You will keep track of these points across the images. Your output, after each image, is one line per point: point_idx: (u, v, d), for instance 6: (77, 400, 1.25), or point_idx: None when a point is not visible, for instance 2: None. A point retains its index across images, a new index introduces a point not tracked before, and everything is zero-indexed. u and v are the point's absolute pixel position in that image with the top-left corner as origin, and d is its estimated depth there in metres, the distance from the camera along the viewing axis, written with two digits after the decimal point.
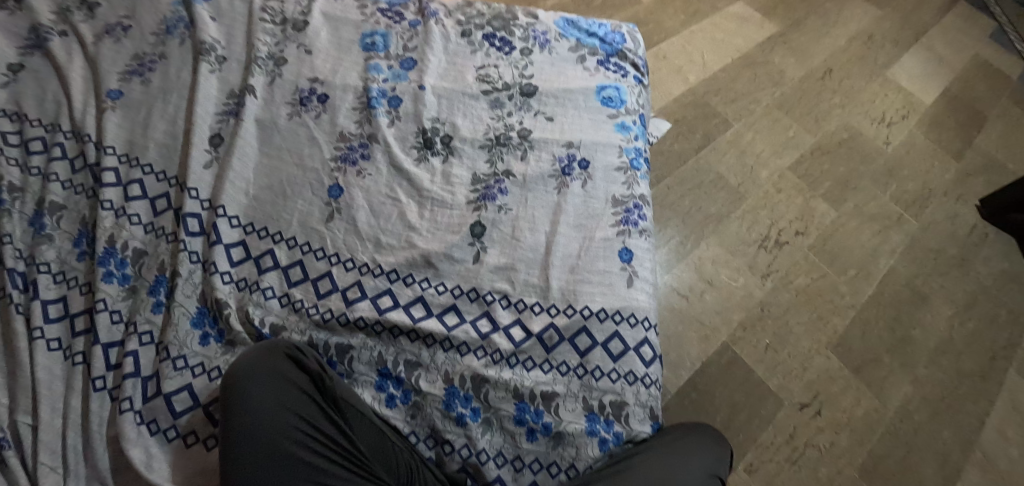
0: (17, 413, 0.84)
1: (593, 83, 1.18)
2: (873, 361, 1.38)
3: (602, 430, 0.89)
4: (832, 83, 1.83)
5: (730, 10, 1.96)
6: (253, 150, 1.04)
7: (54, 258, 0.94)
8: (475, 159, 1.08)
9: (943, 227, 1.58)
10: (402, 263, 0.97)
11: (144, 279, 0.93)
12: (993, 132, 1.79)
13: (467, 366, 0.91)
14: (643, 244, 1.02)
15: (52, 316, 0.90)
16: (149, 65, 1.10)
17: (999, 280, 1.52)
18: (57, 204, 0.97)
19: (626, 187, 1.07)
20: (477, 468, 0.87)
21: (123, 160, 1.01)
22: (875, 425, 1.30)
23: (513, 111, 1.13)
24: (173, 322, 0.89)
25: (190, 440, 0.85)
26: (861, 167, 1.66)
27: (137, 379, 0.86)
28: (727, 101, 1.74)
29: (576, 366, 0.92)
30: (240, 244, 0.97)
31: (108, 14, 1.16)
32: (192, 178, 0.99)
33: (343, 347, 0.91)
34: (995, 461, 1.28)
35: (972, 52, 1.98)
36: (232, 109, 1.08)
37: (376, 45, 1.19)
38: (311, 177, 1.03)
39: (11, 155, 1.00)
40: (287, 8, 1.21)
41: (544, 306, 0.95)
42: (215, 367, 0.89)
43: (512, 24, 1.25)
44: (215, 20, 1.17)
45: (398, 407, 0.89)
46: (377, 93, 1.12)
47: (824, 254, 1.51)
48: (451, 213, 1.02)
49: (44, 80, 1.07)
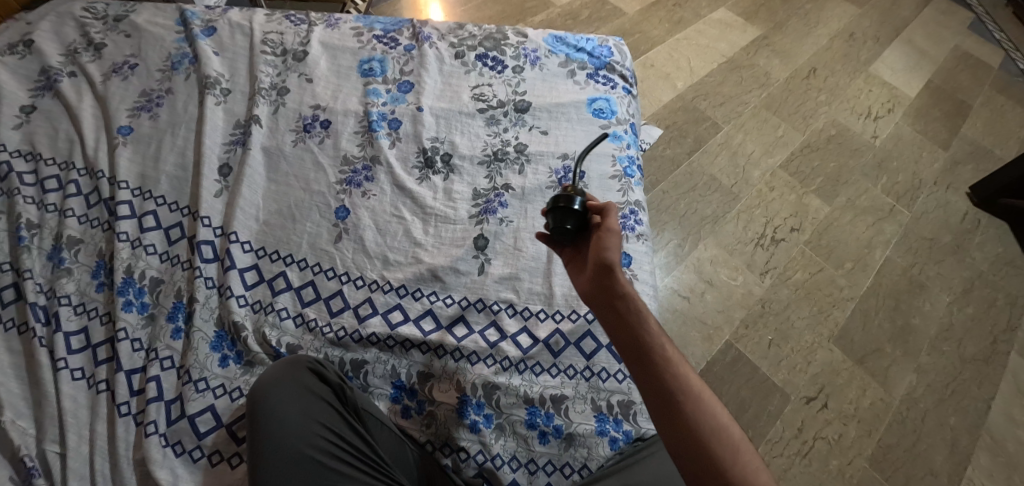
0: (45, 442, 0.87)
1: (583, 96, 1.22)
2: (875, 351, 1.41)
3: (611, 429, 0.92)
4: (817, 83, 1.88)
5: (713, 17, 2.02)
6: (262, 177, 1.09)
7: (74, 290, 0.97)
8: (474, 175, 1.12)
9: (935, 217, 1.63)
10: (410, 278, 1.01)
11: (163, 306, 0.97)
12: (978, 121, 1.84)
13: (478, 374, 0.94)
14: (641, 248, 1.06)
15: (75, 347, 0.93)
16: (156, 100, 1.14)
17: (994, 265, 1.56)
18: (74, 238, 1.01)
19: (622, 194, 1.11)
20: (492, 472, 0.89)
21: (137, 193, 1.05)
22: (882, 415, 1.33)
23: (509, 127, 1.17)
24: (193, 346, 0.93)
25: (216, 459, 0.88)
26: (851, 163, 1.71)
27: (161, 403, 0.89)
28: (715, 105, 1.79)
29: (583, 368, 0.95)
30: (253, 268, 1.01)
31: (115, 53, 1.20)
32: (204, 207, 1.03)
33: (358, 362, 0.95)
34: (1003, 444, 1.31)
35: (952, 44, 2.04)
36: (239, 138, 1.12)
37: (374, 70, 1.23)
38: (319, 200, 1.07)
39: (27, 193, 1.04)
40: (287, 39, 1.26)
41: (549, 313, 0.99)
42: (236, 387, 0.92)
43: (504, 44, 1.29)
44: (217, 55, 1.22)
45: (414, 418, 0.92)
46: (378, 116, 1.16)
47: (820, 249, 1.55)
48: (455, 228, 1.06)
49: (56, 120, 1.10)
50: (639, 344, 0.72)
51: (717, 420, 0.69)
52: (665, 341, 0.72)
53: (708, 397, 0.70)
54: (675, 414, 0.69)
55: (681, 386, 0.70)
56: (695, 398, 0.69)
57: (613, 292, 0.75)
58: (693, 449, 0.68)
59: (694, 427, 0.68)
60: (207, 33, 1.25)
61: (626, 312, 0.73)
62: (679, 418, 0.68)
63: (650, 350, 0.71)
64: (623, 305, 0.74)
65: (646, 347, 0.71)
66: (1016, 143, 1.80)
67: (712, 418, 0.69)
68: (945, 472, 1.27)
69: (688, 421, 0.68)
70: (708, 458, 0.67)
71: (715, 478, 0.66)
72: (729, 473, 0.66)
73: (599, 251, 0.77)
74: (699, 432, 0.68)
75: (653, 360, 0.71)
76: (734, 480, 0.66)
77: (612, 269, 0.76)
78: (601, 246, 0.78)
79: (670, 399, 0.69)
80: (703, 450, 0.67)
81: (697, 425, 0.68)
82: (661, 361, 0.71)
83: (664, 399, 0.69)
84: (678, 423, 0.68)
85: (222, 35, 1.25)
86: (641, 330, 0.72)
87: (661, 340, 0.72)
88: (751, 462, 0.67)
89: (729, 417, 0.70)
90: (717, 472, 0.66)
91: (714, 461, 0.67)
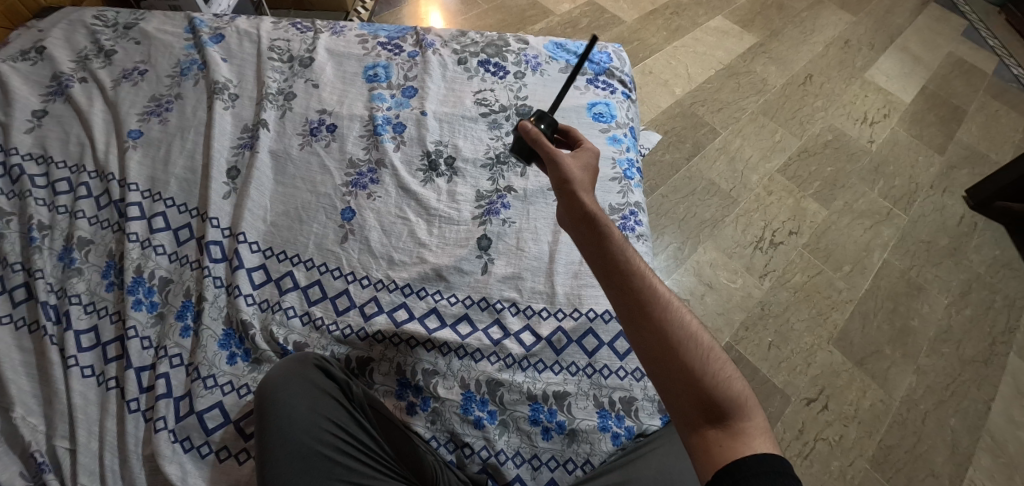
0: (55, 438, 0.88)
1: (583, 101, 1.25)
2: (875, 353, 1.42)
3: (613, 425, 0.93)
4: (814, 89, 1.91)
5: (710, 25, 2.06)
6: (269, 180, 1.11)
7: (84, 290, 0.99)
8: (477, 177, 1.14)
9: (932, 219, 1.65)
10: (414, 277, 1.03)
11: (172, 305, 0.98)
12: (974, 125, 1.87)
13: (482, 372, 0.96)
14: (641, 248, 1.08)
15: (85, 345, 0.95)
16: (166, 105, 1.17)
17: (992, 267, 1.58)
18: (85, 238, 1.03)
19: (622, 196, 1.13)
20: (497, 468, 0.91)
21: (146, 195, 1.07)
22: (882, 416, 1.34)
23: (511, 131, 1.20)
24: (202, 344, 0.95)
25: (223, 455, 0.89)
26: (848, 167, 1.74)
27: (170, 399, 0.91)
28: (713, 111, 1.82)
29: (585, 366, 0.97)
30: (260, 268, 1.03)
31: (125, 60, 1.23)
32: (213, 208, 1.05)
33: (363, 360, 0.96)
34: (1004, 445, 1.32)
35: (946, 50, 2.07)
36: (246, 142, 1.14)
37: (378, 76, 1.26)
38: (325, 202, 1.09)
39: (39, 195, 1.06)
40: (294, 46, 1.29)
41: (551, 311, 1.01)
42: (244, 384, 0.93)
43: (505, 50, 1.32)
44: (225, 62, 1.24)
45: (418, 414, 0.94)
46: (383, 121, 1.19)
47: (818, 252, 1.57)
48: (458, 229, 1.08)
49: (67, 124, 1.13)
50: (605, 257, 0.76)
51: (685, 328, 0.71)
52: (633, 256, 0.76)
53: (676, 306, 0.73)
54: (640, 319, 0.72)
55: (648, 295, 0.73)
56: (662, 307, 0.72)
57: (578, 211, 0.81)
58: (661, 354, 0.70)
59: (661, 334, 0.70)
60: (215, 40, 1.27)
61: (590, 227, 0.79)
62: (644, 324, 0.71)
63: (617, 262, 0.75)
64: (587, 221, 0.80)
65: (612, 260, 0.75)
66: (1011, 147, 1.83)
67: (681, 326, 0.71)
68: (946, 473, 1.28)
69: (653, 327, 0.71)
70: (675, 363, 0.69)
71: (681, 383, 0.69)
72: (696, 378, 0.68)
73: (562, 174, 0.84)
74: (667, 336, 0.70)
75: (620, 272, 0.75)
76: (705, 383, 0.68)
77: (575, 191, 0.82)
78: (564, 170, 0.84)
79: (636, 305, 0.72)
80: (671, 357, 0.70)
81: (664, 331, 0.71)
82: (626, 273, 0.74)
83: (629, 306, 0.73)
84: (644, 329, 0.71)
85: (230, 42, 1.28)
86: (605, 243, 0.77)
87: (629, 253, 0.76)
88: (721, 371, 0.69)
89: (700, 327, 0.72)
90: (684, 377, 0.69)
91: (682, 365, 0.69)
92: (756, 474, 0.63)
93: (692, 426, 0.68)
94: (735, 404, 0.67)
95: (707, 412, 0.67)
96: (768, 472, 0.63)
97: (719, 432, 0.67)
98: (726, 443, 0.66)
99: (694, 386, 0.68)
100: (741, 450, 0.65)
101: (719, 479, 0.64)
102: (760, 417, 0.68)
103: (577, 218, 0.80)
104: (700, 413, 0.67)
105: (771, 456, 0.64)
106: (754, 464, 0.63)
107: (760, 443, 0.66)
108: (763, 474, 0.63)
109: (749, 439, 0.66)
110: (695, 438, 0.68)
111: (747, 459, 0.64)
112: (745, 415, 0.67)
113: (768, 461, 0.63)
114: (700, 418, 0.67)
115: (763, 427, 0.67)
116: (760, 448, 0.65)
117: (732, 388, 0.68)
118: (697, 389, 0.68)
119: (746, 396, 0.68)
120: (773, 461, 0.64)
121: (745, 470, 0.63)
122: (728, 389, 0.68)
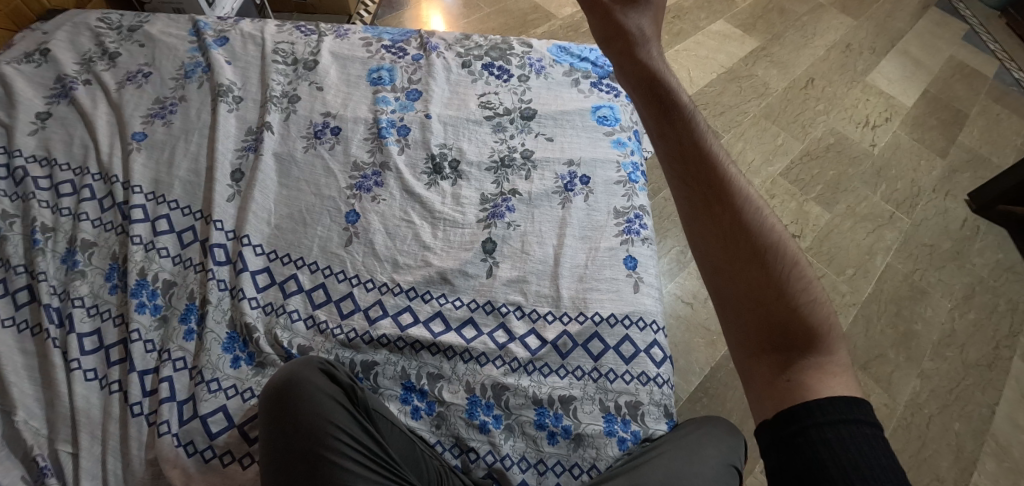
0: (58, 442, 0.87)
1: (588, 104, 1.25)
2: (879, 357, 1.42)
3: (620, 430, 0.92)
4: (816, 92, 1.91)
5: (712, 29, 2.06)
6: (273, 183, 1.11)
7: (87, 292, 0.98)
8: (482, 180, 1.14)
9: (935, 223, 1.65)
10: (419, 281, 1.03)
11: (175, 308, 0.98)
12: (975, 129, 1.87)
13: (488, 376, 0.95)
14: (646, 252, 1.08)
15: (88, 348, 0.94)
16: (170, 107, 1.17)
17: (995, 271, 1.58)
18: (89, 241, 1.02)
19: (626, 199, 1.13)
20: (502, 473, 0.90)
21: (150, 197, 1.06)
22: (886, 420, 1.34)
23: (515, 133, 1.20)
24: (205, 347, 0.94)
25: (227, 459, 0.88)
26: (850, 170, 1.74)
27: (173, 403, 0.90)
28: (715, 115, 1.82)
29: (591, 370, 0.97)
30: (264, 271, 1.03)
31: (129, 62, 1.23)
32: (217, 211, 1.05)
33: (368, 363, 0.95)
34: (1009, 449, 1.31)
35: (948, 54, 2.07)
36: (250, 144, 1.14)
37: (382, 79, 1.26)
38: (329, 204, 1.09)
39: (42, 197, 1.05)
40: (298, 49, 1.29)
41: (557, 314, 1.01)
42: (248, 388, 0.93)
43: (509, 54, 1.32)
44: (229, 64, 1.24)
45: (423, 418, 0.93)
46: (387, 123, 1.19)
47: (821, 255, 1.56)
48: (463, 231, 1.08)
49: (71, 126, 1.12)
50: (679, 142, 0.73)
51: (772, 235, 0.68)
52: (710, 144, 0.73)
53: (760, 208, 0.70)
54: (710, 217, 0.69)
55: (727, 191, 0.70)
56: (747, 210, 0.69)
57: (650, 84, 0.77)
58: (733, 260, 0.67)
59: (743, 236, 0.67)
60: (219, 43, 1.27)
61: (661, 101, 0.76)
62: (716, 223, 0.69)
63: (690, 147, 0.72)
64: (659, 97, 0.76)
65: (688, 145, 0.72)
66: (1013, 151, 1.83)
67: (764, 231, 0.68)
68: (951, 478, 1.28)
69: (728, 228, 0.68)
70: (757, 269, 0.66)
71: (754, 295, 0.66)
72: (774, 293, 0.66)
73: (630, 30, 0.81)
74: (744, 240, 0.67)
75: (693, 160, 0.71)
76: (789, 296, 0.66)
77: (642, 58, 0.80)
78: (633, 32, 0.81)
79: (708, 201, 0.69)
80: (751, 260, 0.67)
81: (745, 235, 0.67)
82: (708, 167, 0.71)
83: (699, 203, 0.69)
84: (721, 228, 0.68)
85: (233, 45, 1.28)
86: (678, 129, 0.74)
87: (705, 139, 0.73)
88: (806, 289, 0.66)
89: (786, 236, 0.69)
90: (760, 285, 0.66)
91: (764, 272, 0.66)
92: (826, 422, 0.62)
93: (755, 355, 0.66)
94: (816, 333, 0.65)
95: (778, 338, 0.65)
96: (840, 421, 0.62)
97: (789, 368, 0.65)
98: (796, 381, 0.64)
99: (777, 297, 0.65)
100: (812, 392, 0.64)
101: (782, 423, 0.64)
102: (839, 355, 0.66)
103: (646, 93, 0.77)
104: (769, 338, 0.65)
105: (847, 402, 0.63)
106: (826, 410, 0.62)
107: (838, 385, 0.64)
108: (833, 422, 0.62)
109: (826, 378, 0.64)
110: (761, 364, 0.66)
111: (818, 402, 0.63)
112: (825, 349, 0.65)
113: (840, 407, 0.62)
114: (769, 345, 0.65)
115: (843, 368, 0.65)
116: (837, 389, 0.64)
117: (816, 313, 0.66)
118: (778, 304, 0.65)
119: (830, 321, 0.66)
120: (849, 407, 0.63)
121: (815, 415, 0.62)
122: (814, 311, 0.66)
